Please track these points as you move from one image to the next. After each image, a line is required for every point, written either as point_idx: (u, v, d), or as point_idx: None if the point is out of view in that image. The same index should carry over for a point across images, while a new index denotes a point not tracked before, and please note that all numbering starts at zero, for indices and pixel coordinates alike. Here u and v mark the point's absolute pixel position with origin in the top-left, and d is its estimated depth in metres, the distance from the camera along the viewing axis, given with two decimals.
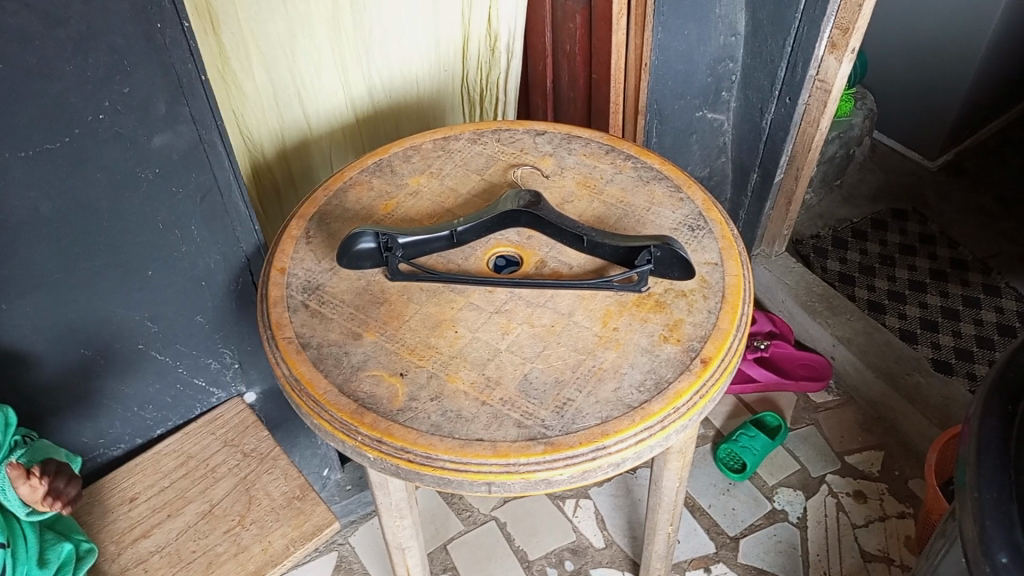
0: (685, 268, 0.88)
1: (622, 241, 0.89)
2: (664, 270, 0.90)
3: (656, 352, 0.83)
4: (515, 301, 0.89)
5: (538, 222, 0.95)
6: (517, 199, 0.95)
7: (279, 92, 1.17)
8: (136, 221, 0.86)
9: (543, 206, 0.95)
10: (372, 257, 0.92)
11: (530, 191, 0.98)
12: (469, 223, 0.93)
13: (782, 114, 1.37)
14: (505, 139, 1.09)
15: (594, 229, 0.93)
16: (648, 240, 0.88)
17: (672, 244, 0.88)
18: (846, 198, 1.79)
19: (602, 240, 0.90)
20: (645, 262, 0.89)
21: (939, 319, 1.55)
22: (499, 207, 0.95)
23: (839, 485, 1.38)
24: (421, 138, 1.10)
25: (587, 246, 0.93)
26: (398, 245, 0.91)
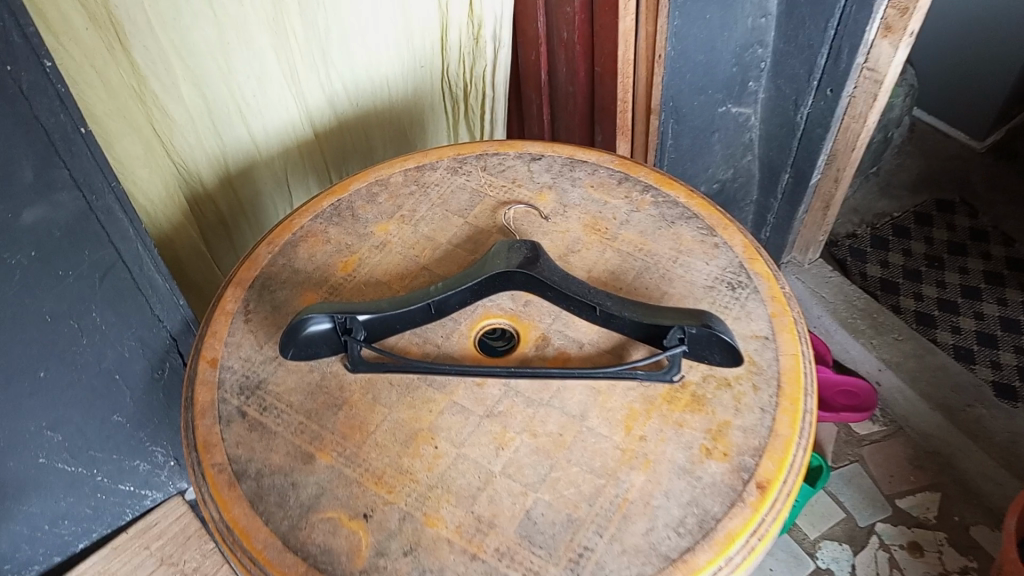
0: (734, 356, 0.68)
1: (646, 314, 0.69)
2: (701, 354, 0.69)
3: (697, 472, 0.64)
4: (510, 400, 0.69)
5: (536, 284, 0.74)
6: (510, 253, 0.75)
7: (216, 109, 0.95)
8: (13, 317, 0.65)
9: (542, 263, 0.74)
10: (329, 342, 0.72)
11: (528, 242, 0.77)
12: (450, 290, 0.73)
13: (821, 108, 1.15)
14: (492, 167, 0.89)
15: (609, 295, 0.72)
16: (679, 317, 0.68)
17: (710, 321, 0.67)
18: (883, 186, 1.58)
19: (619, 313, 0.70)
20: (678, 343, 0.69)
21: (997, 332, 1.35)
22: (487, 265, 0.74)
23: (891, 536, 1.20)
24: (389, 169, 0.89)
25: (600, 316, 0.71)
26: (359, 327, 0.71)
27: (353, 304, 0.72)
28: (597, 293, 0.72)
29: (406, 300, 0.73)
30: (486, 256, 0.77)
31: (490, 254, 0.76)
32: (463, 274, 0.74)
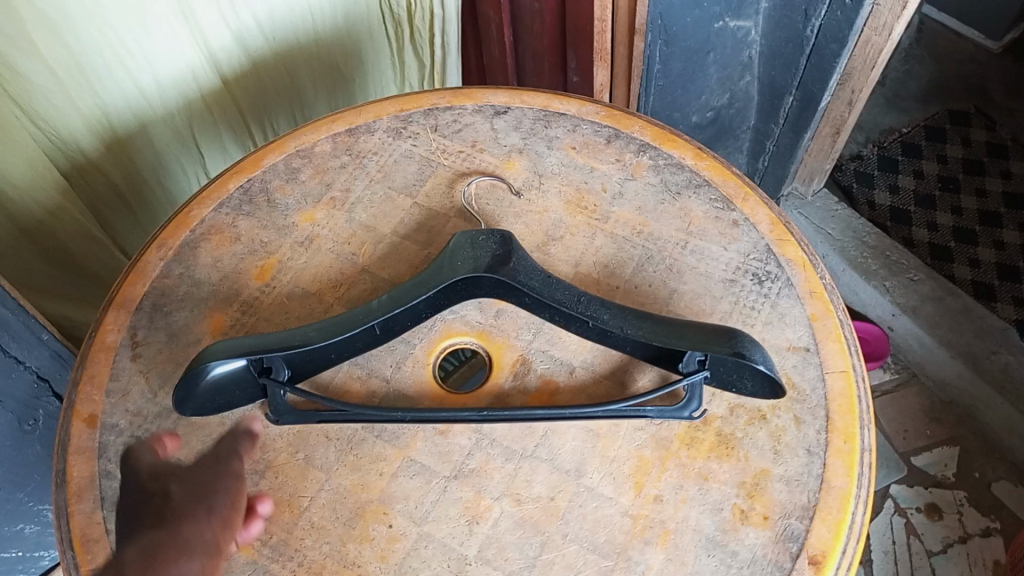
0: (773, 389, 0.51)
1: (657, 336, 0.51)
2: (728, 381, 0.53)
3: (730, 546, 0.49)
4: (484, 454, 0.53)
5: (510, 292, 0.54)
6: (476, 254, 0.54)
7: (86, 60, 0.74)
8: None
9: (518, 266, 0.54)
10: (242, 389, 0.54)
11: (500, 230, 0.56)
12: (394, 313, 0.53)
13: (837, 20, 0.96)
14: (445, 125, 0.70)
15: (608, 304, 0.53)
16: (700, 340, 0.51)
17: (744, 347, 0.50)
18: (890, 98, 1.40)
19: (620, 332, 0.52)
20: (699, 366, 0.52)
21: (1020, 264, 1.22)
22: (445, 270, 0.54)
23: (907, 498, 1.09)
24: (313, 133, 0.69)
25: (593, 331, 0.54)
26: (283, 364, 0.54)
27: (269, 336, 0.54)
28: (591, 298, 0.54)
29: (339, 327, 0.53)
30: (442, 254, 0.56)
31: (448, 253, 0.55)
32: (413, 286, 0.54)
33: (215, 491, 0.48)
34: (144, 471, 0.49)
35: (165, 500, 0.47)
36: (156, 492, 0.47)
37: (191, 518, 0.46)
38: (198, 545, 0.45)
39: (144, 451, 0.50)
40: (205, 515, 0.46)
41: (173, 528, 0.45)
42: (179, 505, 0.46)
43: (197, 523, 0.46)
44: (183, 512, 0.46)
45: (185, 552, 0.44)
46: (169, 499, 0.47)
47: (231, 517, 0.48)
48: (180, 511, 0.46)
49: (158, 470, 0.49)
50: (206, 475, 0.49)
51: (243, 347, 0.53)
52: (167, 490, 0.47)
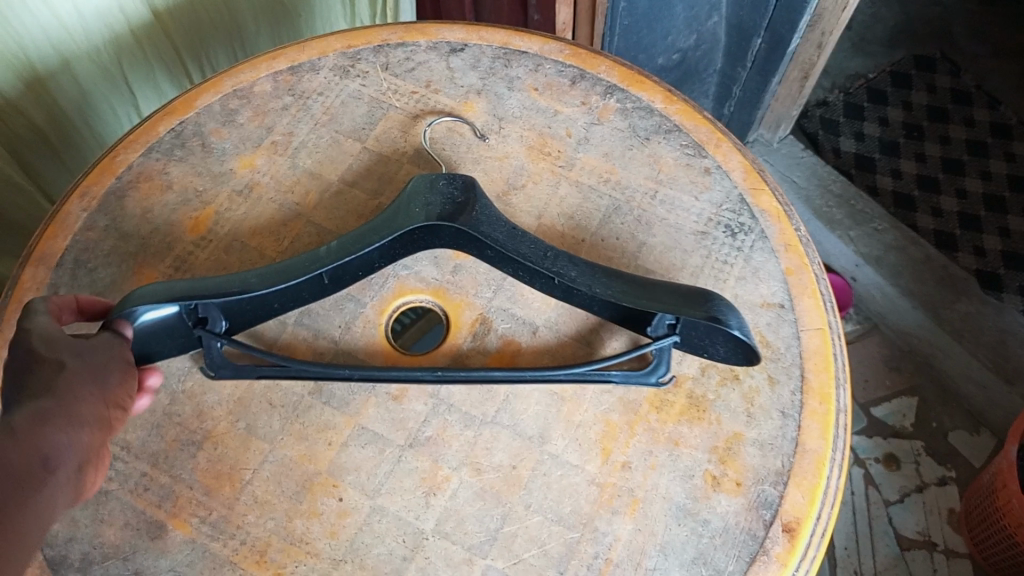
0: (747, 355, 0.47)
1: (627, 296, 0.48)
2: (699, 346, 0.49)
3: (702, 514, 0.47)
4: (441, 420, 0.50)
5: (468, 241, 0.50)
6: (437, 200, 0.50)
7: None
8: None
9: (478, 214, 0.50)
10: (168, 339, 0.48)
11: (459, 176, 0.52)
12: (343, 261, 0.48)
13: None
14: (397, 63, 0.64)
15: (574, 258, 0.49)
16: (675, 303, 0.47)
17: (722, 313, 0.46)
18: (857, 41, 1.36)
19: (586, 288, 0.48)
20: (669, 331, 0.49)
21: (981, 212, 1.21)
22: (399, 216, 0.50)
23: (867, 448, 1.09)
24: (251, 72, 0.63)
25: (558, 289, 0.49)
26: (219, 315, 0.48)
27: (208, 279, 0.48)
28: (558, 253, 0.49)
29: (285, 274, 0.48)
30: (396, 201, 0.51)
31: (404, 199, 0.51)
32: (367, 233, 0.49)
33: (109, 370, 0.42)
34: (34, 336, 0.40)
35: (55, 369, 0.39)
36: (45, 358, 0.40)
37: (81, 390, 0.39)
38: (84, 418, 0.38)
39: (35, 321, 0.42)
40: (97, 391, 0.40)
41: (62, 395, 0.38)
42: (72, 376, 0.39)
43: (88, 398, 0.39)
44: (70, 382, 0.39)
45: (68, 427, 0.37)
46: (61, 368, 0.39)
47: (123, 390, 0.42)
48: (72, 380, 0.39)
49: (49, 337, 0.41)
50: (102, 353, 0.42)
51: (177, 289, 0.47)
52: (60, 359, 0.40)
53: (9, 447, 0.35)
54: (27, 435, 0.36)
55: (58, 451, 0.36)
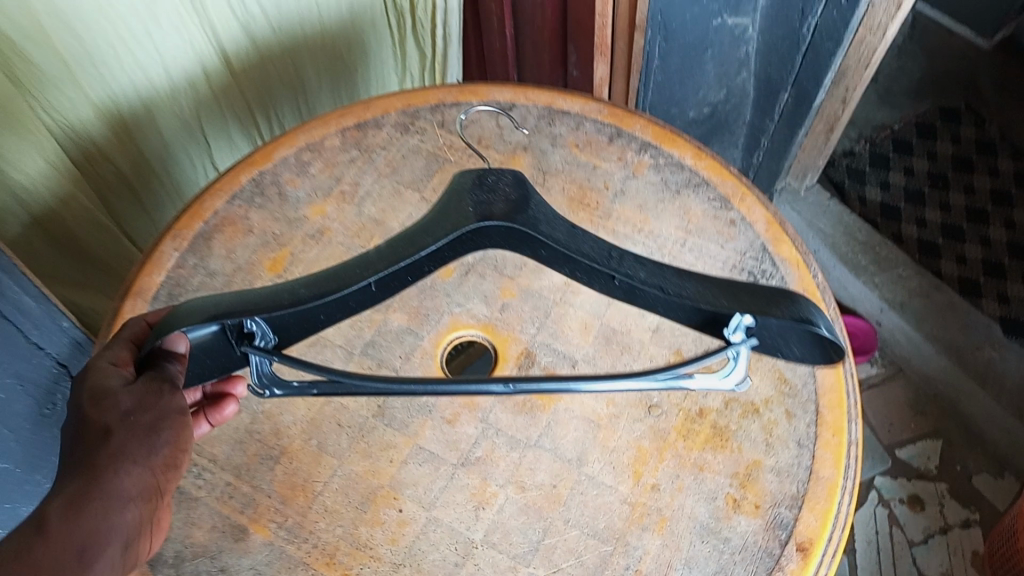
0: (819, 352, 0.49)
1: (709, 299, 0.45)
2: (772, 347, 0.50)
3: (723, 532, 0.52)
4: (489, 442, 0.56)
5: (521, 241, 0.46)
6: (492, 199, 0.47)
7: (96, 49, 0.75)
8: None
9: (536, 214, 0.46)
10: (221, 357, 0.48)
11: (506, 172, 0.49)
12: (399, 264, 0.44)
13: (835, 19, 0.98)
14: (451, 122, 0.71)
15: (641, 260, 0.46)
16: (761, 303, 0.45)
17: (808, 314, 0.46)
18: (883, 94, 1.42)
19: (660, 293, 0.45)
20: (746, 335, 0.49)
21: (1005, 260, 1.24)
22: (449, 214, 0.46)
23: (891, 489, 1.12)
24: (322, 128, 0.71)
25: (620, 290, 0.47)
26: (266, 330, 0.47)
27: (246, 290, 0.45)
28: (622, 253, 0.46)
29: (333, 282, 0.44)
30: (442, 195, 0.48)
31: (451, 193, 0.47)
32: (417, 233, 0.45)
33: (157, 433, 0.41)
34: (89, 389, 0.42)
35: (97, 444, 0.40)
36: (93, 424, 0.40)
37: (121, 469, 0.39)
38: (125, 497, 0.39)
39: (93, 370, 0.43)
40: (142, 460, 0.40)
41: (105, 471, 0.39)
42: (114, 447, 0.39)
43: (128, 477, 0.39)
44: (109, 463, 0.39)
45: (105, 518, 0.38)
46: (107, 438, 0.40)
47: (177, 451, 0.42)
48: (113, 453, 0.39)
49: (98, 391, 0.42)
50: (151, 412, 0.42)
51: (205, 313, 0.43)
52: (107, 426, 0.40)
53: (39, 542, 0.36)
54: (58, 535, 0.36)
55: (93, 543, 0.37)
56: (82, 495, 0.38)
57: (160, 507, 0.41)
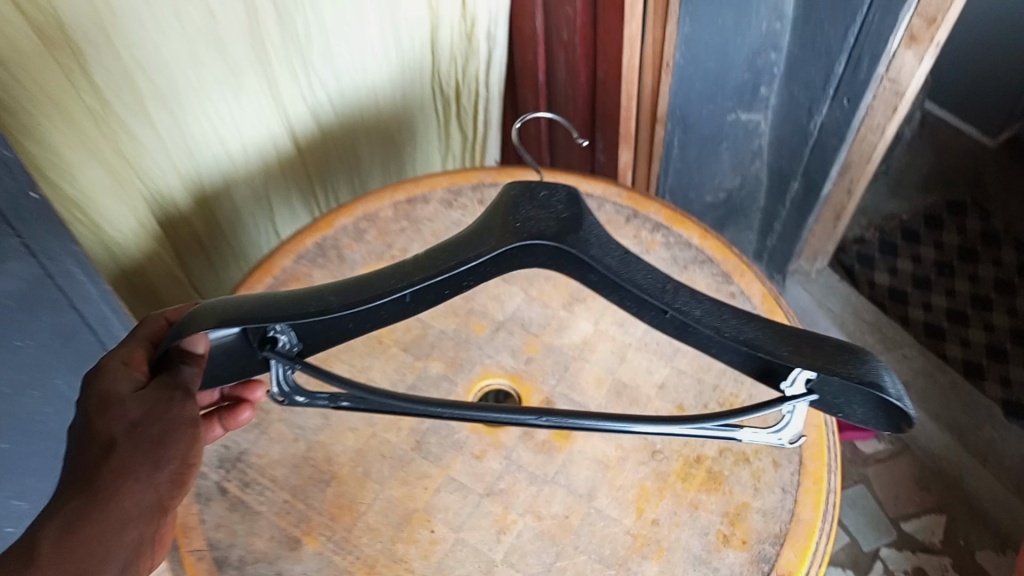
0: (893, 422, 0.43)
1: (767, 347, 0.39)
2: (834, 406, 0.44)
3: (713, 563, 0.59)
4: (512, 476, 0.64)
5: (570, 262, 0.41)
6: (544, 215, 0.41)
7: (188, 128, 0.88)
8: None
9: (589, 235, 0.41)
10: (242, 360, 0.46)
11: (561, 187, 0.43)
12: (428, 280, 0.39)
13: (837, 118, 1.08)
14: (490, 199, 0.82)
15: (698, 296, 0.40)
16: (824, 358, 0.39)
17: (878, 377, 0.38)
18: (892, 185, 1.52)
19: (712, 333, 0.39)
20: (807, 390, 0.43)
21: (1008, 346, 1.30)
22: (496, 229, 0.41)
23: (896, 561, 1.13)
24: (378, 201, 0.82)
25: (671, 325, 0.42)
26: (290, 338, 0.44)
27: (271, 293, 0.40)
28: (677, 286, 0.40)
29: (357, 294, 0.39)
30: (491, 206, 0.42)
31: (502, 203, 0.42)
32: (457, 245, 0.40)
33: (165, 449, 0.44)
34: (100, 391, 0.44)
35: (104, 453, 0.42)
36: (101, 434, 0.43)
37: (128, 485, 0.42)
38: (125, 515, 0.42)
39: (110, 370, 0.45)
40: (145, 478, 0.43)
41: (107, 490, 0.42)
42: (116, 465, 0.42)
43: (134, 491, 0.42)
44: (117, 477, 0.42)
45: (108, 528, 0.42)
46: (111, 453, 0.42)
47: (182, 466, 0.44)
48: (116, 471, 0.42)
49: (108, 396, 0.44)
50: (162, 425, 0.44)
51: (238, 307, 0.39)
52: (114, 440, 0.43)
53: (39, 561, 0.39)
54: (66, 549, 0.40)
55: (93, 558, 0.41)
56: (81, 515, 0.41)
57: (162, 519, 0.44)
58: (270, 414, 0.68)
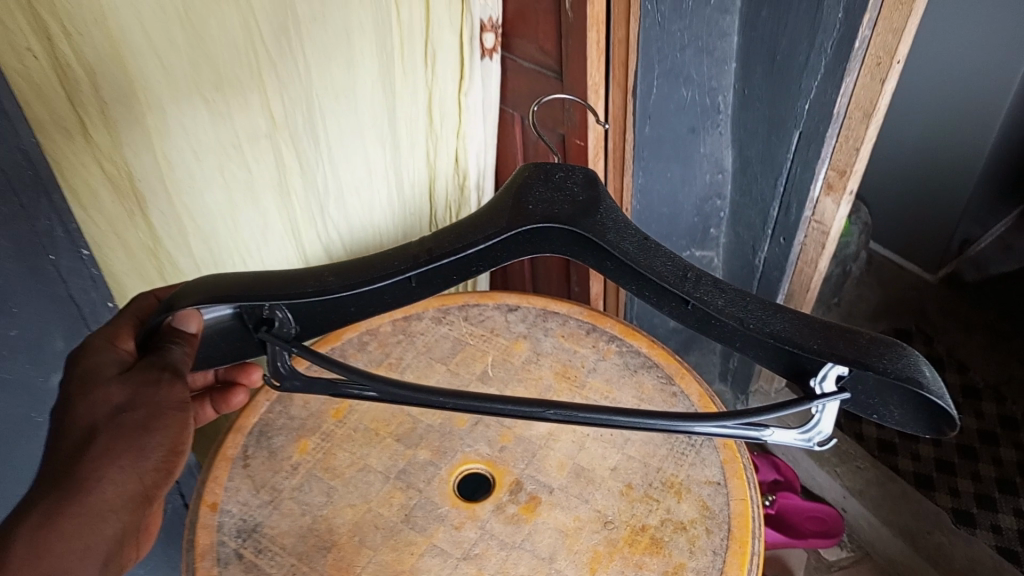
0: (920, 421, 0.50)
1: (795, 339, 0.46)
2: (868, 407, 0.51)
3: None
4: (485, 543, 0.76)
5: (589, 244, 0.50)
6: (560, 198, 0.51)
7: (221, 261, 1.06)
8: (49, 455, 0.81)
9: (603, 220, 0.50)
10: (238, 340, 0.60)
11: (577, 171, 0.54)
12: (435, 260, 0.49)
13: (777, 254, 1.24)
14: (473, 317, 0.98)
15: (720, 288, 0.48)
16: (861, 353, 0.45)
17: (914, 372, 0.45)
18: (845, 317, 1.69)
19: (738, 324, 0.47)
20: (838, 387, 0.50)
21: (955, 460, 1.43)
22: (520, 209, 0.50)
23: None
24: (378, 319, 0.98)
25: (693, 316, 0.49)
26: (286, 316, 0.57)
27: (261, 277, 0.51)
28: (697, 276, 0.49)
29: (362, 274, 0.50)
30: (510, 186, 0.53)
31: (520, 186, 0.52)
32: (468, 229, 0.50)
33: (150, 428, 0.55)
34: (92, 377, 0.56)
35: (91, 439, 0.53)
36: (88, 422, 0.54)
37: (114, 464, 0.53)
38: (107, 493, 0.53)
39: (104, 359, 0.58)
40: (126, 457, 0.54)
41: (89, 473, 0.52)
42: (96, 449, 0.53)
43: (121, 469, 0.54)
44: (105, 457, 0.53)
45: (98, 504, 0.52)
46: (94, 441, 0.53)
47: (159, 444, 0.55)
48: (97, 455, 0.53)
49: (99, 380, 0.56)
50: (146, 408, 0.55)
51: (244, 287, 0.51)
52: (97, 430, 0.54)
53: (31, 532, 0.50)
54: (56, 520, 0.50)
55: (78, 526, 0.51)
56: (66, 494, 0.51)
57: (144, 492, 0.55)
58: (282, 492, 0.80)
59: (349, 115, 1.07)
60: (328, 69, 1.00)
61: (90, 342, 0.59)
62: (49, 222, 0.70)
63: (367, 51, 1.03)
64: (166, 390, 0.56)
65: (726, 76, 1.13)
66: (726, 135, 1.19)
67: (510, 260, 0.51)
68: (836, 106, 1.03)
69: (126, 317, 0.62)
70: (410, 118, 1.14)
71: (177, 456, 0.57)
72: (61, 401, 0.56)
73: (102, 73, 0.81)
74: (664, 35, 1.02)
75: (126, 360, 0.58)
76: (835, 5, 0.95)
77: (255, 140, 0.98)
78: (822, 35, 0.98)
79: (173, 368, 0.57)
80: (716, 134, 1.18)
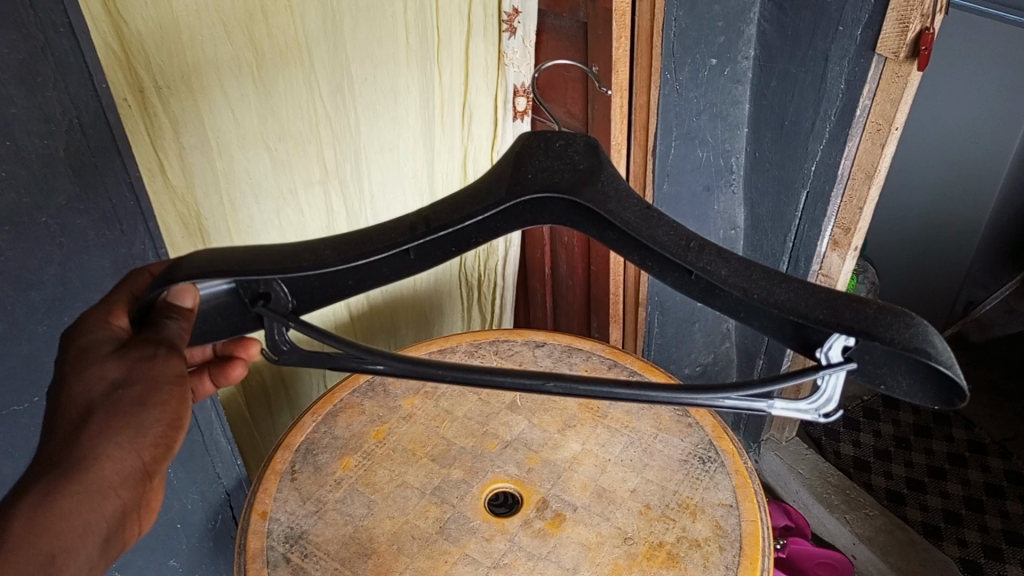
0: (939, 394, 0.46)
1: (796, 309, 0.44)
2: (875, 378, 0.48)
3: None
4: (514, 553, 0.82)
5: (592, 214, 0.48)
6: (561, 166, 0.48)
7: None
8: None
9: (608, 190, 0.48)
10: (233, 315, 0.55)
11: (579, 137, 0.50)
12: (432, 232, 0.47)
13: None
14: (503, 351, 1.06)
15: (722, 256, 0.46)
16: (866, 322, 0.43)
17: (924, 342, 0.42)
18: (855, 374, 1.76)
19: (742, 293, 0.45)
20: (843, 357, 0.47)
21: (963, 512, 1.46)
22: (515, 180, 0.48)
23: None
24: (416, 350, 1.06)
25: (697, 286, 0.48)
26: (283, 292, 0.53)
27: (250, 259, 0.48)
28: (702, 245, 0.46)
29: (355, 250, 0.47)
30: (509, 152, 0.50)
31: (519, 150, 0.49)
32: (463, 201, 0.48)
33: (148, 403, 0.51)
34: (84, 355, 0.52)
35: (85, 417, 0.50)
36: (80, 400, 0.51)
37: (111, 440, 0.50)
38: (106, 474, 0.50)
39: (95, 335, 0.54)
40: (122, 435, 0.51)
41: (83, 455, 0.49)
42: (92, 429, 0.50)
43: (120, 447, 0.51)
44: (103, 434, 0.50)
45: (97, 482, 0.49)
46: (89, 421, 0.50)
47: (160, 420, 0.52)
48: (91, 434, 0.50)
49: (90, 359, 0.52)
50: (143, 382, 0.52)
51: (242, 261, 0.48)
52: (92, 410, 0.50)
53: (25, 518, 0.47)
54: (50, 505, 0.47)
55: (75, 511, 0.48)
56: (58, 478, 0.48)
57: (144, 471, 0.52)
58: (326, 504, 0.87)
59: (392, 168, 1.17)
60: (376, 126, 1.11)
61: (83, 319, 0.55)
62: (140, 246, 0.83)
63: (412, 110, 1.14)
64: (165, 364, 0.52)
65: (739, 140, 1.23)
66: (738, 194, 1.29)
67: (509, 232, 0.49)
68: (840, 168, 1.11)
69: (121, 292, 0.57)
70: (448, 175, 1.24)
71: (177, 433, 0.54)
72: (57, 378, 0.52)
73: (183, 123, 0.91)
74: (682, 101, 1.12)
75: (121, 337, 0.54)
76: (838, 76, 1.05)
77: (309, 187, 1.08)
78: (827, 103, 1.08)
79: (170, 338, 0.53)
80: (729, 193, 1.28)
